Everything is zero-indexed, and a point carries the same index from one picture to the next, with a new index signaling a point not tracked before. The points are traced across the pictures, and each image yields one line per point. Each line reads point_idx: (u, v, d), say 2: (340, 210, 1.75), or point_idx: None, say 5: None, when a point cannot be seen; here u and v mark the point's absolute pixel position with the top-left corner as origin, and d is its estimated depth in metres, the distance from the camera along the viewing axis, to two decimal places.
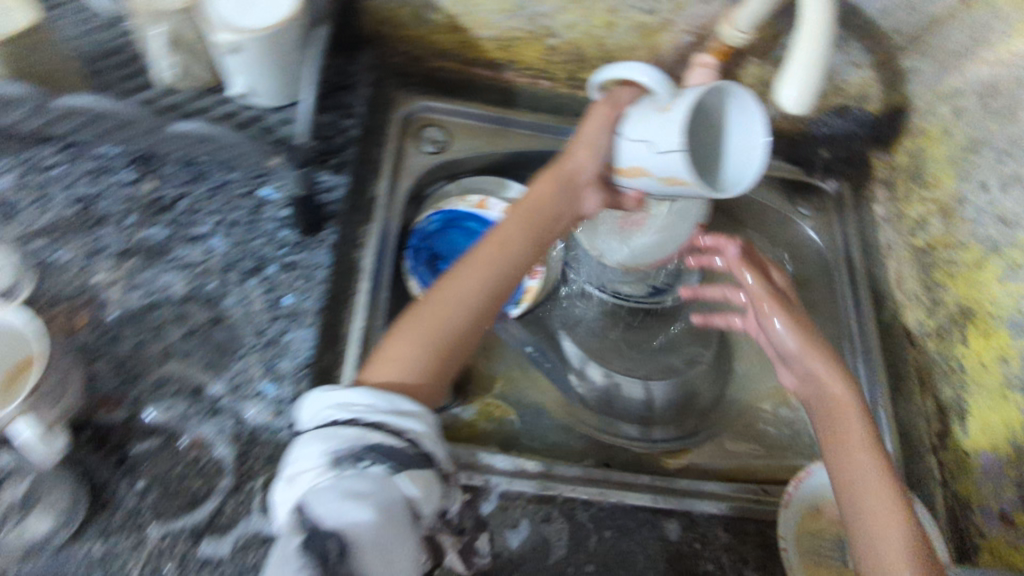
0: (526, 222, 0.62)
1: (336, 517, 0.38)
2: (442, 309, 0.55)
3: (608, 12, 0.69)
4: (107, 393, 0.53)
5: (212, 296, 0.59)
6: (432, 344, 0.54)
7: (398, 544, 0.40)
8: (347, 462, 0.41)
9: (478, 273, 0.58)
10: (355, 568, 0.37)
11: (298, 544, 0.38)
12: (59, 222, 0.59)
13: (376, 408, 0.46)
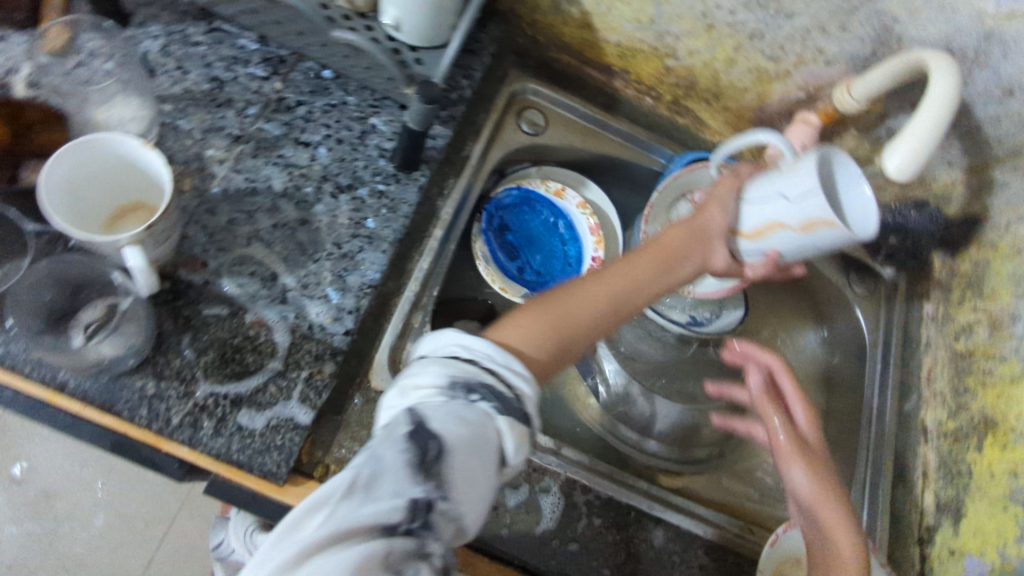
0: (657, 260, 0.57)
1: (442, 430, 0.39)
2: (575, 302, 0.52)
3: (732, 49, 0.69)
4: (194, 255, 0.58)
5: (305, 199, 0.63)
6: (553, 334, 0.50)
7: (484, 473, 0.41)
8: (460, 390, 0.42)
9: (608, 285, 0.54)
10: (445, 476, 0.39)
11: (403, 431, 0.39)
12: (191, 92, 0.63)
13: (492, 360, 0.44)
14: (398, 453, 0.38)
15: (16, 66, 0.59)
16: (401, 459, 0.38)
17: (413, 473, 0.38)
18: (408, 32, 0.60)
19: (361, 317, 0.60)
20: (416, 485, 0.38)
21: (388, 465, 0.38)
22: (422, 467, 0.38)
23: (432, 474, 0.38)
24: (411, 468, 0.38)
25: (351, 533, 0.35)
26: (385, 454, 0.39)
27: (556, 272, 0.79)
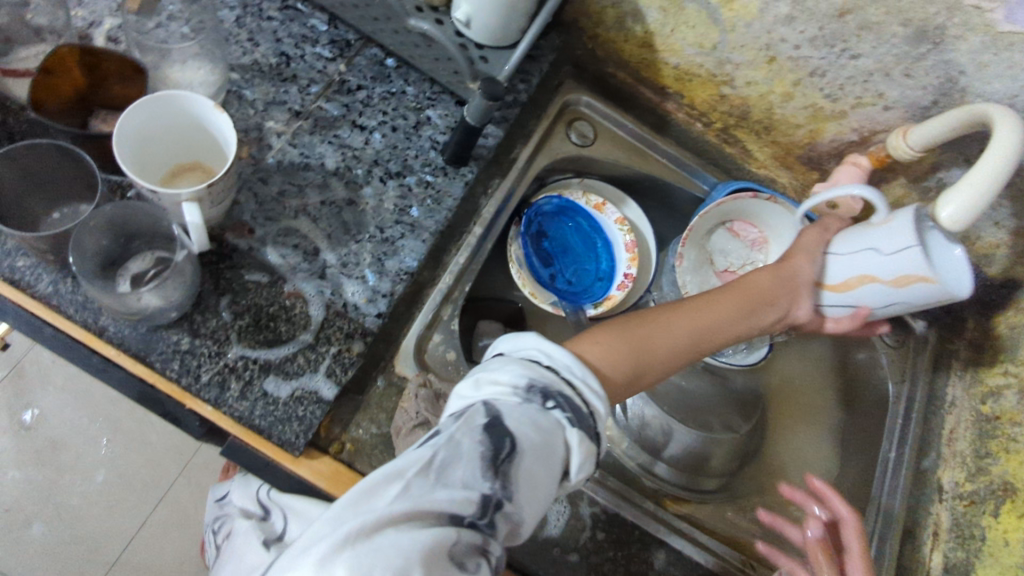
0: (743, 302, 0.60)
1: (514, 428, 0.39)
2: (658, 330, 0.54)
3: (792, 85, 0.70)
4: (243, 221, 0.59)
5: (354, 180, 0.64)
6: (634, 358, 0.51)
7: (547, 483, 0.40)
8: (536, 394, 0.42)
9: (691, 319, 0.57)
10: (513, 477, 0.38)
11: (479, 424, 0.39)
12: (259, 65, 0.66)
13: (572, 371, 0.44)
14: (474, 444, 0.38)
15: (99, 20, 0.63)
16: (477, 451, 0.38)
17: (486, 468, 0.38)
18: (478, 29, 0.62)
19: (394, 302, 0.60)
20: (485, 481, 0.37)
21: (463, 454, 0.38)
22: (494, 464, 0.38)
23: (502, 473, 0.38)
24: (485, 462, 0.38)
25: (419, 514, 0.35)
26: (461, 443, 0.38)
27: (588, 285, 0.77)
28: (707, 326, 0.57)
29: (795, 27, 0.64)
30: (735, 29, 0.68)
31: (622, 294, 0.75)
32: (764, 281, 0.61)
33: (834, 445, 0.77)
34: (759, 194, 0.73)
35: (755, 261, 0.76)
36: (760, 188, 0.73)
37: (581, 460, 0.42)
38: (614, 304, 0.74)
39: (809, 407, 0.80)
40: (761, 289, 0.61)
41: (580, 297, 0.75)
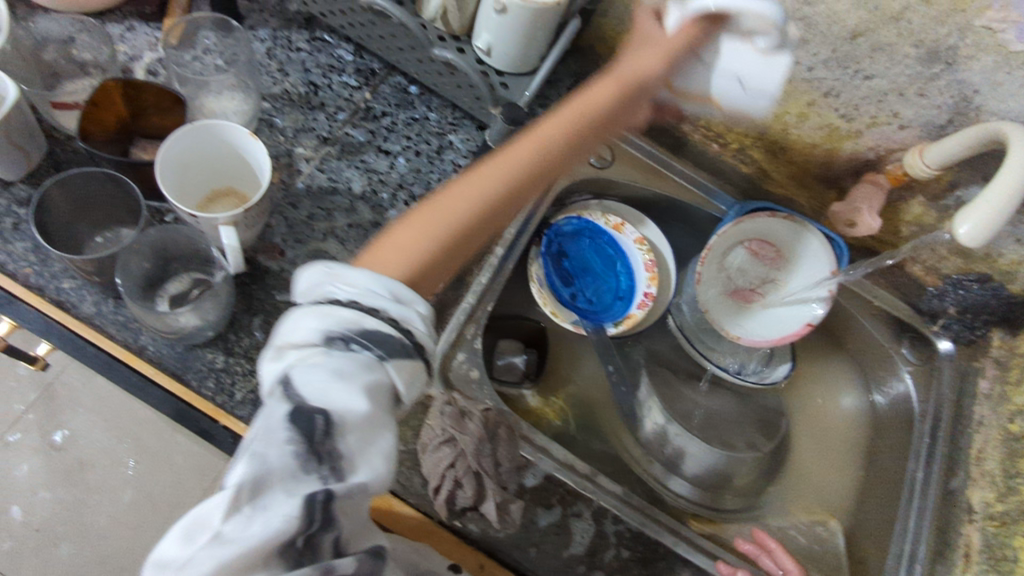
0: (540, 143, 0.50)
1: (321, 400, 0.31)
2: (432, 213, 0.44)
3: (806, 105, 0.71)
4: (273, 242, 0.61)
5: (380, 204, 0.66)
6: (420, 248, 0.42)
7: (384, 435, 0.34)
8: (339, 343, 0.34)
9: (476, 186, 0.45)
10: (341, 452, 0.32)
11: (283, 415, 0.31)
12: (288, 94, 0.69)
13: (374, 291, 0.36)
14: (280, 444, 0.31)
15: (139, 55, 0.66)
16: (288, 458, 0.31)
17: (304, 466, 0.31)
18: (500, 56, 0.64)
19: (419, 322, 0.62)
20: (308, 477, 0.31)
21: (274, 468, 0.30)
22: (312, 453, 0.31)
23: (329, 460, 0.31)
24: (301, 462, 0.31)
25: (240, 559, 0.29)
26: (267, 452, 0.30)
27: (608, 304, 0.76)
28: (504, 179, 0.47)
29: (807, 49, 0.66)
30: None
31: (643, 313, 0.75)
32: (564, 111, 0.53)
33: (863, 468, 0.75)
34: (776, 214, 0.73)
35: (773, 279, 0.76)
36: (778, 208, 0.72)
37: (411, 382, 0.36)
38: (633, 322, 0.74)
39: (832, 431, 0.79)
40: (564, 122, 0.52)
41: (601, 315, 0.75)
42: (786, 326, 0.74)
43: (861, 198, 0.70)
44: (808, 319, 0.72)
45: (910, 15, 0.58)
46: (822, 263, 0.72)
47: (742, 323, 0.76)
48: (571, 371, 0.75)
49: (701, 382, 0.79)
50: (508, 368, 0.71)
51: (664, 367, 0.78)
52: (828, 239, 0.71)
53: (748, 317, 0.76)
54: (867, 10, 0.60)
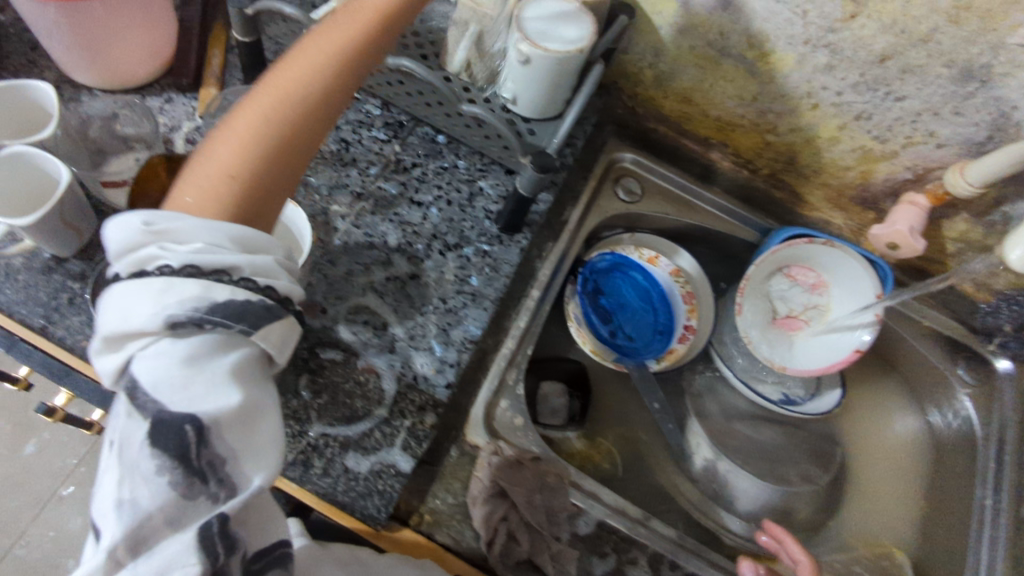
0: (343, 32, 0.46)
1: (188, 406, 0.33)
2: (227, 135, 0.41)
3: (837, 129, 0.70)
4: (315, 301, 0.62)
5: (416, 255, 0.67)
6: (225, 175, 0.39)
7: (263, 419, 0.37)
8: (188, 326, 0.34)
9: (274, 96, 0.42)
10: (220, 460, 0.34)
11: (144, 442, 0.33)
12: (321, 152, 0.70)
13: (210, 247, 0.36)
14: (149, 482, 0.33)
15: (178, 125, 0.68)
16: (164, 493, 0.33)
17: (185, 492, 0.33)
18: (523, 105, 0.64)
19: (460, 371, 0.62)
20: (192, 502, 0.34)
21: (150, 506, 0.33)
22: (189, 474, 0.33)
23: (210, 476, 0.34)
24: (178, 491, 0.33)
25: None
26: (137, 492, 0.33)
27: (648, 338, 0.76)
28: (303, 78, 0.43)
29: (835, 74, 0.65)
30: (775, 80, 0.69)
31: (684, 345, 0.75)
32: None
33: (926, 494, 0.73)
34: (814, 240, 0.71)
35: (815, 306, 0.75)
36: (815, 234, 0.71)
37: (281, 343, 0.38)
38: (676, 357, 0.74)
39: (886, 459, 0.76)
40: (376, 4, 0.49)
41: (642, 351, 0.75)
42: (832, 354, 0.72)
43: (897, 219, 0.68)
44: (855, 345, 0.71)
45: (939, 36, 0.57)
46: (866, 285, 0.70)
47: (787, 354, 0.75)
48: (615, 411, 0.74)
49: (748, 414, 0.77)
50: (552, 411, 0.71)
51: (707, 405, 0.77)
52: (870, 262, 0.70)
53: (790, 345, 0.76)
54: (895, 34, 0.59)
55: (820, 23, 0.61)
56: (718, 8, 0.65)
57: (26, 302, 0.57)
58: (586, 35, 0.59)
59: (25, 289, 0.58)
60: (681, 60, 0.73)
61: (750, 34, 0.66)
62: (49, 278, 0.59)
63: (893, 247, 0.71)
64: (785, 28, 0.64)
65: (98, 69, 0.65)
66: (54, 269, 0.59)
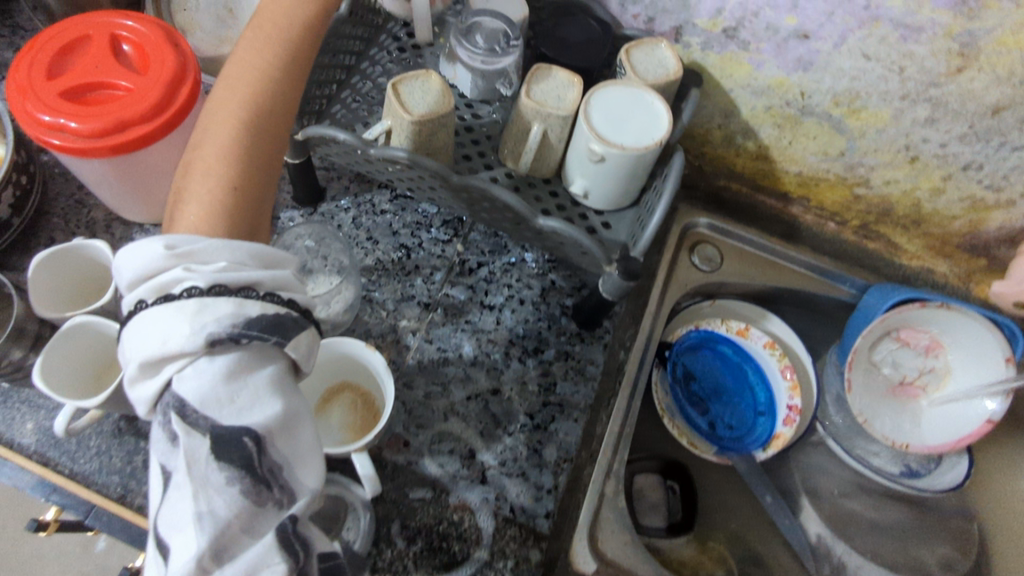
0: (279, 25, 0.46)
1: (237, 417, 0.35)
2: (205, 142, 0.41)
3: (941, 179, 0.64)
4: (398, 433, 0.59)
5: (495, 366, 0.62)
6: (217, 182, 0.40)
7: (301, 427, 0.38)
8: (225, 343, 0.35)
9: (234, 94, 0.42)
10: (279, 465, 0.35)
11: (209, 455, 0.33)
12: (382, 263, 0.66)
13: (232, 265, 0.37)
14: (221, 489, 0.33)
15: None
16: (238, 500, 0.33)
17: (255, 499, 0.34)
18: (597, 200, 0.59)
19: (559, 496, 0.58)
20: (262, 505, 0.34)
21: (228, 514, 0.33)
22: (256, 479, 0.34)
23: (274, 483, 0.35)
24: (249, 499, 0.34)
25: None
26: (214, 503, 0.33)
27: (751, 424, 0.71)
28: (253, 69, 0.44)
29: (938, 127, 0.59)
30: (866, 135, 0.63)
31: (792, 429, 0.68)
32: (305, 19, 0.48)
33: None
34: (928, 303, 0.66)
35: (933, 369, 0.70)
36: (930, 298, 0.65)
37: (308, 354, 0.39)
38: (783, 444, 0.68)
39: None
40: (293, 19, 0.47)
41: (745, 441, 0.69)
42: (960, 428, 0.67)
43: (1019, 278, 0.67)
44: (986, 415, 0.65)
45: None
46: (992, 349, 0.65)
47: (909, 426, 0.70)
48: (720, 502, 0.69)
49: (865, 492, 0.71)
50: (653, 513, 0.66)
51: (818, 484, 0.72)
52: (994, 323, 0.65)
53: (911, 415, 0.71)
54: (1011, 85, 0.53)
55: (920, 78, 0.55)
56: (799, 69, 0.59)
57: (102, 470, 0.54)
58: (662, 123, 0.54)
59: (98, 457, 0.55)
60: (754, 120, 0.67)
61: (836, 92, 0.60)
62: (121, 441, 0.56)
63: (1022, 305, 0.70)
64: (878, 85, 0.57)
65: (149, 206, 0.62)
66: (124, 431, 0.56)
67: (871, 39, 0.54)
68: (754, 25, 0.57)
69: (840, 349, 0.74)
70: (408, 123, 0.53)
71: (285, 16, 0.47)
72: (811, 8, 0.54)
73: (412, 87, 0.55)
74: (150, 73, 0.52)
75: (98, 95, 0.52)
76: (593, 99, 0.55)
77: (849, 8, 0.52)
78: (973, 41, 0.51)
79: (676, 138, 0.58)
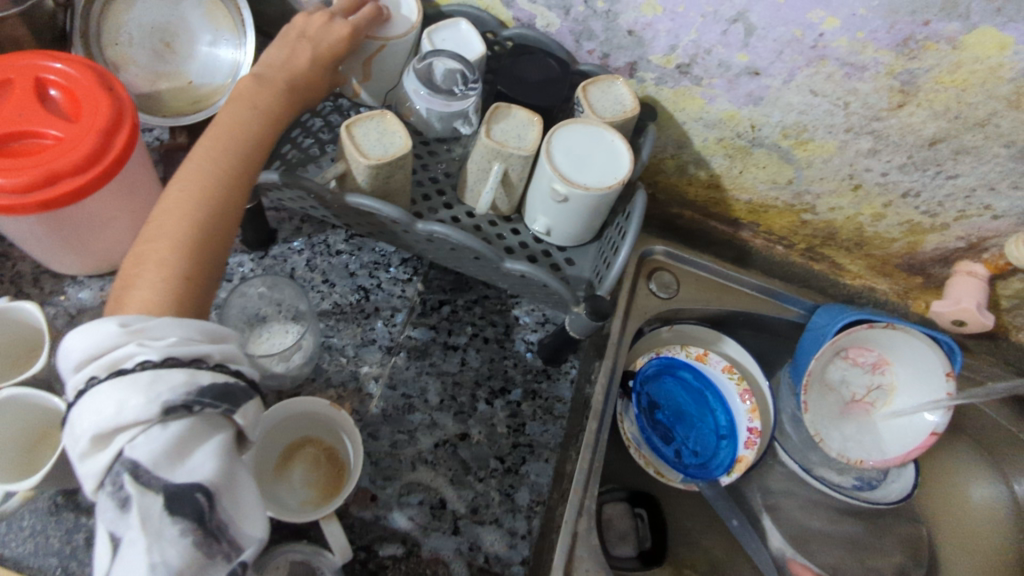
0: (234, 130, 0.47)
1: (187, 475, 0.33)
2: (157, 236, 0.41)
3: (882, 205, 0.67)
4: (364, 486, 0.56)
5: (462, 409, 0.61)
6: (169, 274, 0.39)
7: (247, 484, 0.37)
8: (179, 411, 0.33)
9: (198, 184, 0.43)
10: (227, 521, 0.34)
11: (162, 511, 0.32)
12: (339, 307, 0.63)
13: (183, 339, 0.35)
14: (174, 543, 0.32)
15: None
16: (190, 553, 0.32)
17: (204, 550, 0.33)
18: (559, 237, 0.59)
19: (534, 540, 0.57)
20: (213, 555, 0.33)
21: (180, 568, 0.32)
22: (206, 533, 0.33)
23: (225, 536, 0.34)
24: (200, 550, 0.33)
25: None
26: (166, 555, 0.32)
27: (714, 449, 0.72)
28: (208, 169, 0.44)
29: (879, 158, 0.61)
30: (812, 165, 0.65)
31: (754, 453, 0.69)
32: (257, 131, 0.49)
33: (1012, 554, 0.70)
34: (874, 324, 0.68)
35: (880, 385, 0.73)
36: (875, 318, 0.68)
37: (256, 421, 0.38)
38: (746, 466, 0.69)
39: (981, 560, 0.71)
40: (245, 130, 0.48)
41: (709, 465, 0.70)
42: (909, 441, 0.70)
43: (963, 300, 0.69)
44: (931, 427, 0.68)
45: (997, 120, 0.54)
46: (934, 362, 0.68)
47: (861, 442, 0.72)
48: (687, 527, 0.70)
49: (825, 507, 0.73)
50: (623, 545, 0.66)
51: (778, 500, 0.74)
52: (934, 339, 0.68)
53: (863, 431, 0.73)
54: (947, 119, 0.56)
55: (864, 112, 0.58)
56: (749, 103, 0.60)
57: (38, 552, 0.50)
58: (624, 162, 0.55)
59: (33, 538, 0.50)
60: (706, 150, 0.68)
61: (785, 126, 0.61)
62: (59, 518, 0.51)
63: (961, 323, 0.72)
64: (824, 119, 0.60)
65: (84, 255, 0.58)
66: (61, 508, 0.51)
67: (818, 76, 0.56)
68: (706, 62, 0.58)
69: (793, 370, 0.75)
70: (366, 167, 0.52)
71: (243, 121, 0.48)
72: (761, 47, 0.55)
73: (367, 129, 0.54)
74: (82, 121, 0.49)
75: (24, 144, 0.49)
76: (554, 136, 0.55)
77: (798, 48, 0.54)
78: (912, 79, 0.53)
79: (638, 174, 0.58)
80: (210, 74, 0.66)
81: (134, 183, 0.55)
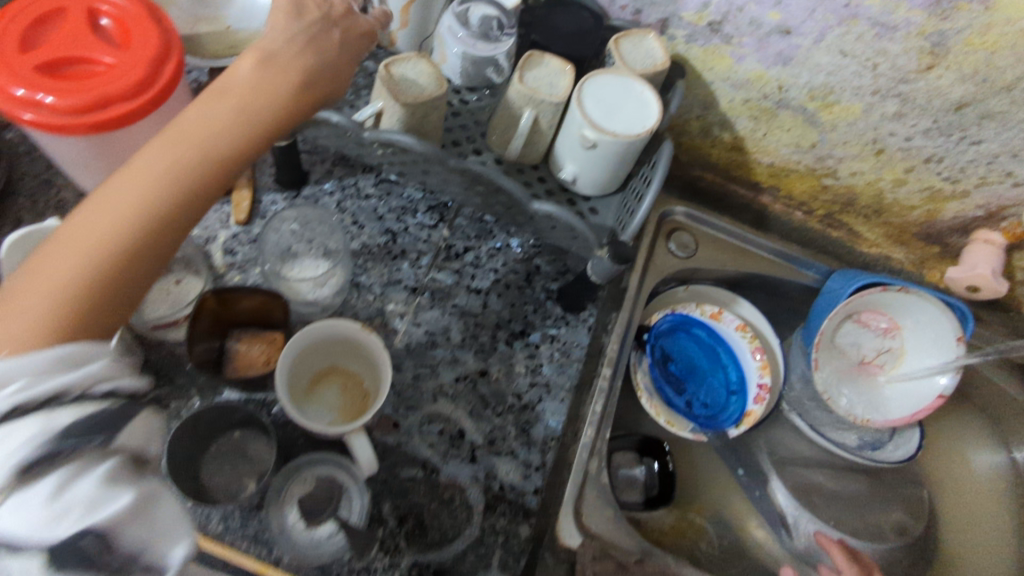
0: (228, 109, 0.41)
1: (72, 522, 0.30)
2: (93, 222, 0.36)
3: (904, 171, 0.67)
4: (387, 414, 0.58)
5: (483, 348, 0.63)
6: (90, 273, 0.35)
7: (154, 498, 0.34)
8: (39, 465, 0.29)
9: (158, 170, 0.38)
10: (135, 550, 0.32)
11: (44, 569, 0.29)
12: (368, 247, 0.66)
13: (40, 374, 0.31)
14: None
15: (212, 234, 0.63)
16: None
17: None
18: (585, 186, 0.61)
19: (547, 473, 0.59)
20: None
21: None
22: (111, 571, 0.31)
23: (135, 565, 0.32)
24: None
25: None
26: None
27: (724, 403, 0.74)
28: (177, 153, 0.39)
29: (905, 122, 0.62)
30: (837, 128, 0.66)
31: (762, 408, 0.71)
32: (257, 115, 0.42)
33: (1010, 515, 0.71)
34: (888, 287, 0.70)
35: (890, 349, 0.75)
36: (890, 282, 0.69)
37: (147, 435, 0.35)
38: (754, 420, 0.70)
39: (982, 522, 0.72)
40: (243, 113, 0.42)
41: (718, 418, 0.73)
42: (916, 404, 0.71)
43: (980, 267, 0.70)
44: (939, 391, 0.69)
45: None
46: (946, 326, 0.69)
47: (868, 404, 0.74)
48: (694, 474, 0.73)
49: (828, 465, 0.76)
50: (630, 487, 0.68)
51: (783, 456, 0.76)
52: (948, 304, 0.69)
53: (870, 393, 0.75)
54: (974, 83, 0.56)
55: (892, 74, 0.58)
56: (778, 63, 0.61)
57: None
58: (652, 111, 0.56)
59: None
60: (732, 111, 0.69)
61: (812, 87, 0.62)
62: None
63: (975, 290, 0.74)
64: (851, 81, 0.60)
65: None
66: None
67: (848, 36, 0.56)
68: (737, 20, 0.59)
69: (804, 332, 0.77)
70: (402, 106, 0.53)
71: (246, 98, 0.42)
72: (794, 4, 0.56)
73: (404, 70, 0.55)
74: (133, 50, 0.51)
75: (78, 69, 0.51)
76: (586, 85, 0.56)
77: (830, 6, 0.54)
78: (943, 41, 0.54)
79: (665, 125, 0.60)
80: (247, 19, 0.68)
81: (177, 115, 0.57)
